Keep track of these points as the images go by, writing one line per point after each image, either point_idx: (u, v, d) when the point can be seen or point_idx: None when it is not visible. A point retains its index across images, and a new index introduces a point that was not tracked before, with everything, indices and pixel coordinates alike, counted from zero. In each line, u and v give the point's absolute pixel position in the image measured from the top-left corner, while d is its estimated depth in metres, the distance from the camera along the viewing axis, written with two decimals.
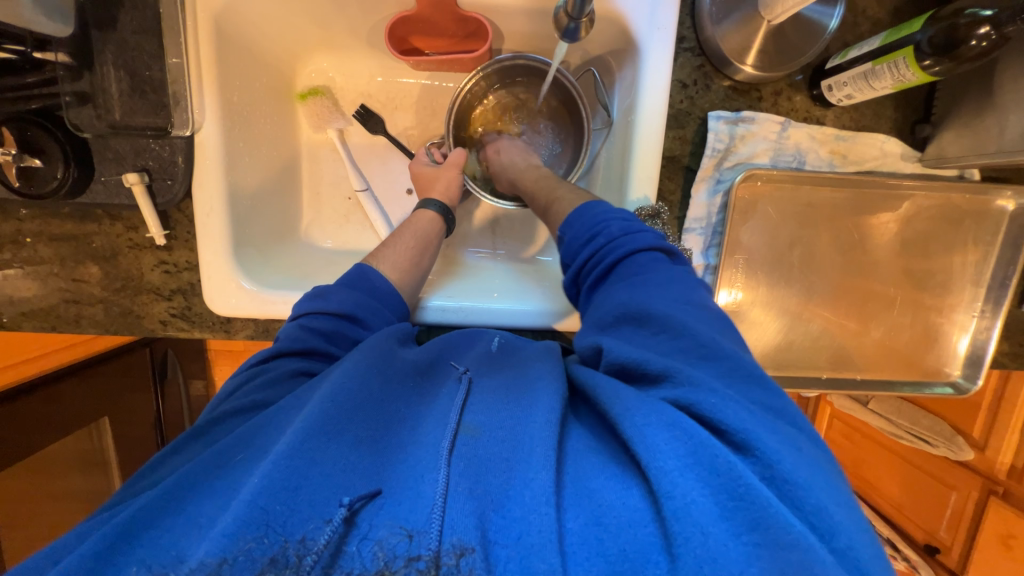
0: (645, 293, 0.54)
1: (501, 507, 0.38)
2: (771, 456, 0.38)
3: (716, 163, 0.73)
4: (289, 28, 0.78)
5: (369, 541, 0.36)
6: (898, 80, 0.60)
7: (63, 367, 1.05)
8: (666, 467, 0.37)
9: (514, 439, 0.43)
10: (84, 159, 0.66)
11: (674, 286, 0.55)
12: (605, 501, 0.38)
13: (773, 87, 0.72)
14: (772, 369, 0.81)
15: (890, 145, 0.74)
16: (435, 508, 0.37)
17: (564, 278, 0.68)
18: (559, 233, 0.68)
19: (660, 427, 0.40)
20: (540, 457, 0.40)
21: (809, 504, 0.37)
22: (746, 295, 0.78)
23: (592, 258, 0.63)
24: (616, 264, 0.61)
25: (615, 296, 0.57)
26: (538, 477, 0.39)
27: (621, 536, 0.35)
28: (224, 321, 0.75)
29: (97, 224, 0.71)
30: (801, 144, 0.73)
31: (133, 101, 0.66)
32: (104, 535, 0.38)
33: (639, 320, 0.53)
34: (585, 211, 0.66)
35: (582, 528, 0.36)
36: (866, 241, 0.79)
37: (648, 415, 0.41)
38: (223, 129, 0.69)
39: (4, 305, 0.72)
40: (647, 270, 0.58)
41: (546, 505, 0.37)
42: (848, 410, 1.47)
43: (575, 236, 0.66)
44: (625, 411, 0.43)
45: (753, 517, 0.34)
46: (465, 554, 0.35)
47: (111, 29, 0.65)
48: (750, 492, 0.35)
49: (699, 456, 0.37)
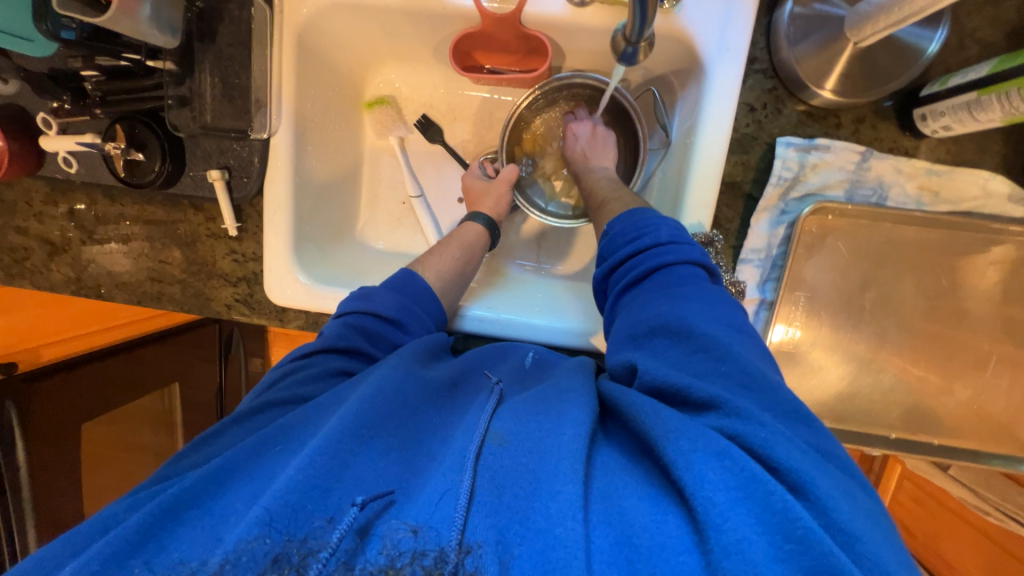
0: (683, 308, 0.52)
1: (526, 520, 0.37)
2: (826, 501, 0.36)
3: (782, 193, 0.68)
4: (363, 42, 0.83)
5: (377, 538, 0.38)
6: (1008, 113, 0.53)
7: (172, 327, 1.29)
8: (715, 498, 0.35)
9: (541, 449, 0.42)
10: (178, 155, 0.74)
11: (718, 303, 0.54)
12: (638, 521, 0.36)
13: (855, 114, 0.66)
14: (832, 420, 0.73)
15: (994, 184, 0.65)
16: (457, 508, 0.38)
17: (597, 271, 0.67)
18: (607, 227, 0.67)
19: (707, 456, 0.38)
20: (566, 469, 0.39)
21: (867, 557, 0.34)
22: (805, 335, 0.72)
23: (632, 258, 0.62)
24: (650, 272, 0.59)
25: (649, 308, 0.55)
26: (564, 491, 0.37)
27: (652, 561, 0.34)
28: (279, 311, 0.81)
29: (183, 213, 0.79)
30: (884, 177, 0.66)
31: (223, 106, 0.74)
32: (149, 512, 0.40)
33: (677, 336, 0.51)
34: (636, 214, 0.65)
35: (611, 546, 0.35)
36: (958, 289, 0.70)
37: (693, 442, 0.39)
38: (296, 134, 0.75)
39: (104, 278, 0.83)
40: (686, 284, 0.56)
41: (573, 520, 0.36)
42: (921, 473, 1.32)
43: (621, 233, 0.64)
44: (667, 433, 0.41)
45: (813, 563, 0.32)
46: (471, 551, 0.35)
47: (210, 41, 0.73)
48: (807, 533, 0.33)
49: (750, 490, 0.36)
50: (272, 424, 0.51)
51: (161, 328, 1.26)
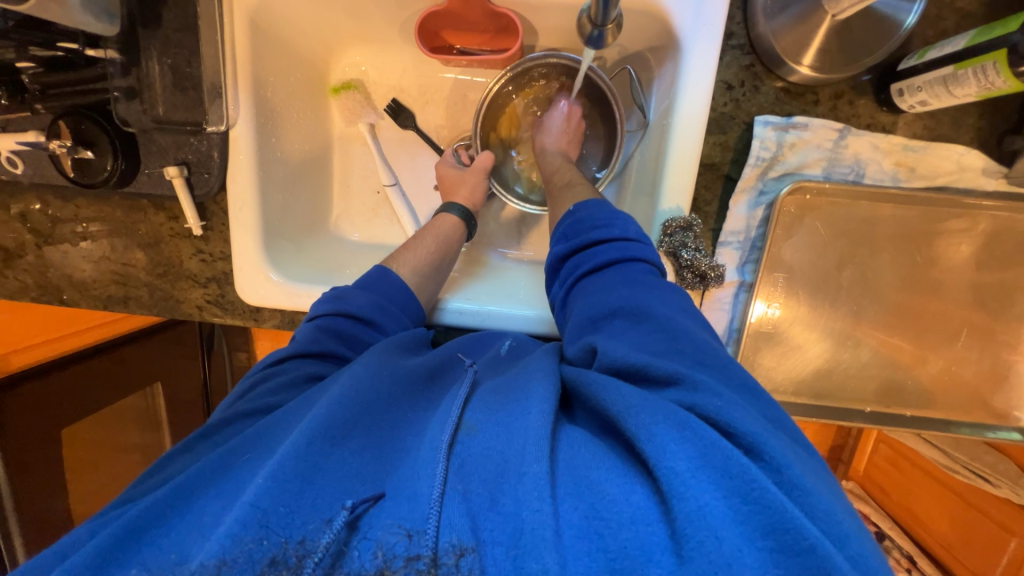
0: (641, 292, 0.54)
1: (496, 505, 0.37)
2: (781, 460, 0.37)
3: (760, 173, 0.66)
4: (324, 23, 0.78)
5: (369, 540, 0.37)
6: (984, 88, 0.52)
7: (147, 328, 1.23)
8: (677, 467, 0.36)
9: (509, 434, 0.42)
10: (132, 151, 0.70)
11: (670, 294, 0.56)
12: (606, 495, 0.36)
13: (832, 90, 0.65)
14: (811, 396, 0.75)
15: (969, 159, 0.64)
16: (433, 505, 0.37)
17: (557, 253, 0.66)
18: (573, 209, 0.67)
19: (668, 427, 0.38)
20: (532, 451, 0.39)
21: (818, 509, 0.35)
22: (785, 313, 0.72)
23: (596, 248, 0.62)
24: (613, 262, 0.60)
25: (611, 291, 0.56)
26: (530, 471, 0.38)
27: (621, 533, 0.34)
28: (253, 310, 0.78)
29: (142, 213, 0.75)
30: (861, 154, 0.65)
31: (175, 97, 0.69)
32: (114, 532, 0.39)
33: (636, 317, 0.52)
34: (602, 203, 0.66)
35: (580, 521, 0.35)
36: (935, 262, 0.71)
37: (654, 414, 0.40)
38: (256, 125, 0.71)
39: (65, 283, 0.79)
40: (643, 276, 0.57)
41: (540, 503, 0.35)
42: (894, 438, 1.38)
43: (588, 218, 0.64)
44: (629, 408, 0.41)
45: (770, 522, 0.33)
46: (465, 554, 0.35)
47: (155, 27, 0.67)
48: (759, 490, 0.34)
49: (709, 457, 0.36)
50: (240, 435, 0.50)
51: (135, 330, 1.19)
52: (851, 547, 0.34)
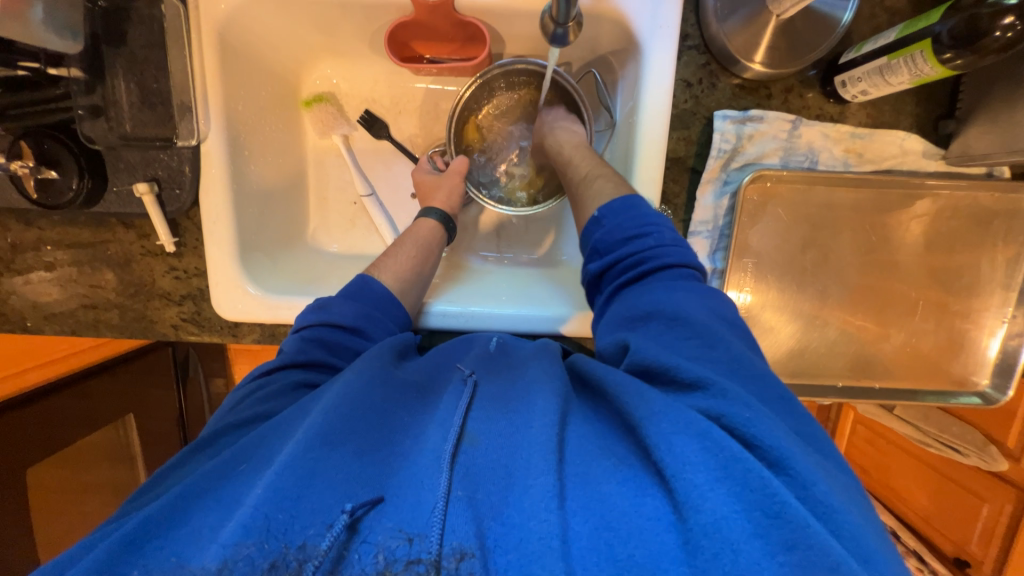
0: (676, 300, 0.54)
1: (500, 515, 0.38)
2: (806, 477, 0.37)
3: (723, 164, 0.70)
4: (294, 37, 0.78)
5: (370, 544, 0.37)
6: (916, 75, 0.56)
7: (119, 356, 1.18)
8: (696, 480, 0.36)
9: (517, 447, 0.42)
10: (98, 170, 0.68)
11: (708, 301, 0.55)
12: (618, 508, 0.37)
13: (783, 84, 0.69)
14: (786, 376, 0.78)
15: (910, 143, 0.70)
16: (435, 514, 0.37)
17: (590, 266, 0.65)
18: (597, 215, 0.65)
19: (688, 437, 0.39)
20: (539, 460, 0.40)
21: (845, 528, 0.35)
22: (755, 298, 0.75)
23: (630, 257, 0.61)
24: (649, 274, 0.60)
25: (644, 298, 0.56)
26: (537, 483, 0.38)
27: (631, 541, 0.35)
28: (231, 326, 0.77)
29: (111, 232, 0.73)
30: (813, 143, 0.70)
31: (143, 113, 0.68)
32: (110, 544, 0.39)
33: (670, 322, 0.52)
34: (631, 205, 0.63)
35: (591, 532, 0.36)
36: (889, 241, 0.75)
37: (674, 424, 0.40)
38: (228, 139, 0.71)
39: (28, 310, 0.76)
40: (681, 285, 0.57)
41: (546, 512, 0.36)
42: (869, 417, 1.44)
43: (618, 227, 0.63)
44: (649, 416, 0.42)
45: (790, 536, 0.33)
46: (466, 558, 0.35)
47: (120, 44, 0.66)
48: (763, 487, 0.35)
49: (729, 469, 0.36)
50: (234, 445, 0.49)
51: (105, 359, 1.14)
52: (862, 548, 0.35)
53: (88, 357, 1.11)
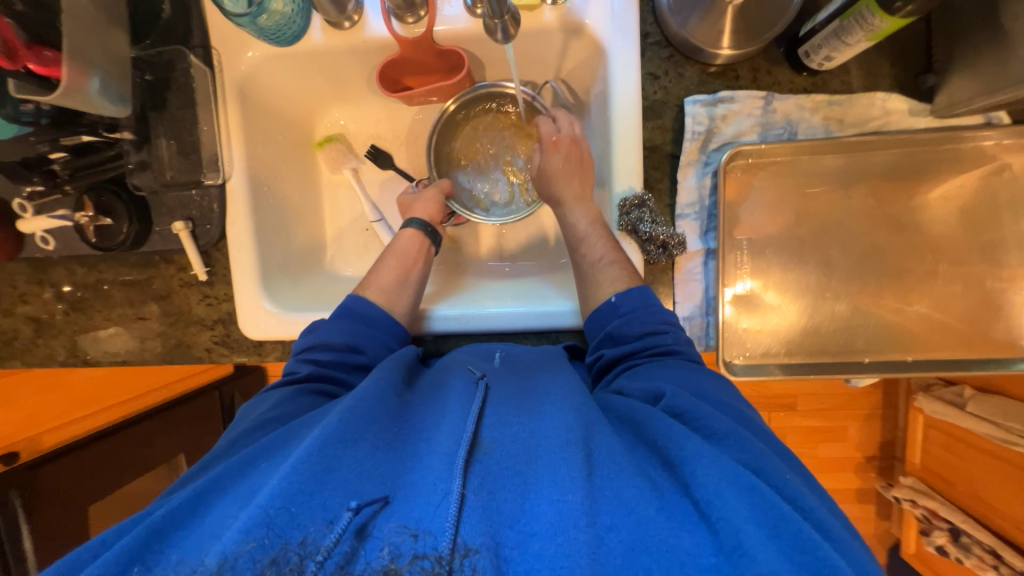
0: (694, 379, 0.57)
1: (519, 522, 0.39)
2: (812, 512, 0.41)
3: (701, 147, 0.72)
4: (305, 89, 0.90)
5: (377, 539, 0.39)
6: (870, 31, 0.58)
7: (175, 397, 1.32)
8: (730, 510, 0.39)
9: (540, 461, 0.44)
10: (144, 214, 0.79)
11: (720, 385, 0.58)
12: (655, 532, 0.38)
13: (749, 65, 0.72)
14: (805, 355, 0.74)
15: (892, 103, 0.69)
16: (450, 515, 0.39)
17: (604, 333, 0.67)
18: (615, 300, 0.67)
19: (728, 479, 0.41)
20: (563, 477, 0.42)
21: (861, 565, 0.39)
22: (757, 281, 0.74)
23: (653, 343, 0.63)
24: (660, 355, 0.62)
25: (661, 372, 0.59)
26: (565, 500, 0.40)
27: (669, 565, 0.36)
28: (256, 345, 0.84)
29: (155, 269, 0.84)
30: (790, 115, 0.70)
31: (180, 162, 0.79)
32: (136, 536, 0.41)
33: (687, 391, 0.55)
34: (647, 299, 0.66)
35: (624, 551, 0.37)
36: (893, 206, 0.73)
37: (712, 463, 0.43)
38: (250, 177, 0.81)
39: (88, 344, 0.86)
40: (693, 369, 0.60)
41: (577, 527, 0.38)
42: (940, 415, 1.29)
43: (636, 311, 0.65)
44: (685, 455, 0.44)
45: (806, 552, 0.36)
46: (471, 553, 0.36)
47: (161, 108, 0.79)
48: (797, 525, 0.38)
49: (759, 503, 0.39)
50: (252, 449, 0.52)
51: (163, 397, 1.29)
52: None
53: (149, 398, 1.26)
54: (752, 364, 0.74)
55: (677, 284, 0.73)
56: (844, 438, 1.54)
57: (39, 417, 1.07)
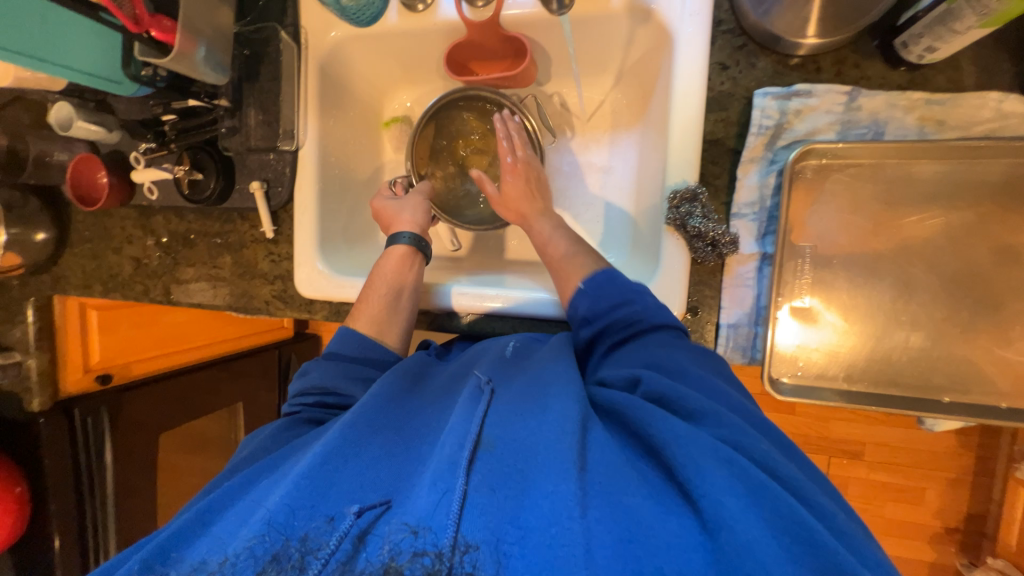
0: (669, 355, 0.55)
1: (517, 518, 0.39)
2: (802, 489, 0.41)
3: (767, 142, 0.67)
4: (378, 71, 0.96)
5: (379, 538, 0.40)
6: (984, 14, 0.51)
7: (233, 351, 1.48)
8: (719, 496, 0.38)
9: (537, 453, 0.43)
10: (229, 173, 0.89)
11: (702, 358, 0.57)
12: (643, 519, 0.38)
13: (834, 57, 0.66)
14: (868, 385, 0.66)
15: (1007, 105, 0.60)
16: (450, 514, 0.39)
17: (579, 324, 0.65)
18: (580, 287, 0.67)
19: (714, 464, 0.40)
20: (556, 468, 0.41)
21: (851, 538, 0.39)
22: (817, 297, 0.67)
23: (622, 318, 0.62)
24: (634, 334, 0.61)
25: (641, 355, 0.57)
26: (559, 490, 0.39)
27: (660, 554, 0.36)
28: (307, 303, 0.90)
29: (233, 224, 0.93)
30: (878, 114, 0.63)
31: (262, 129, 0.87)
32: (151, 548, 0.45)
33: (668, 372, 0.53)
34: (612, 278, 0.66)
35: (616, 542, 0.37)
36: (1003, 226, 0.63)
37: (698, 447, 0.41)
38: (319, 147, 0.88)
39: (172, 285, 0.98)
40: (669, 345, 0.59)
41: (569, 520, 0.37)
42: None
43: (602, 294, 0.64)
44: (671, 437, 0.43)
45: (802, 540, 0.36)
46: (471, 551, 0.38)
47: (253, 81, 0.87)
48: (791, 510, 0.38)
49: (749, 488, 0.39)
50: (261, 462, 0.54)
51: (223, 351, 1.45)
52: (860, 553, 0.39)
53: (211, 348, 1.41)
54: (803, 386, 0.68)
55: (726, 288, 0.69)
56: (917, 501, 1.35)
57: (128, 350, 1.23)
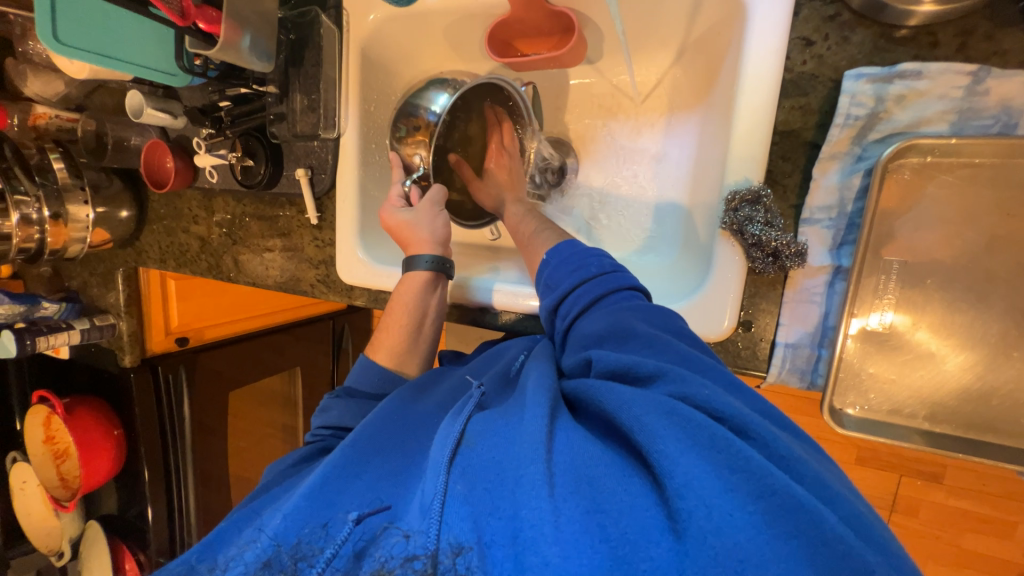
0: (626, 317, 0.52)
1: (495, 509, 0.38)
2: (769, 437, 0.38)
3: (855, 135, 0.56)
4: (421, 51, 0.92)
5: (376, 553, 0.40)
6: None
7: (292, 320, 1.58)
8: (667, 450, 0.36)
9: (505, 443, 0.41)
10: (277, 159, 0.91)
11: (664, 317, 0.54)
12: (605, 487, 0.37)
13: (957, 27, 0.53)
14: (957, 424, 0.57)
15: None
16: (434, 511, 0.39)
17: (544, 305, 0.63)
18: (546, 258, 0.65)
19: (658, 417, 0.39)
20: (523, 450, 0.39)
21: (826, 488, 0.37)
22: (910, 319, 0.57)
23: (582, 282, 0.59)
24: (599, 297, 0.57)
25: (598, 320, 0.54)
26: (525, 471, 0.38)
27: (620, 520, 0.34)
28: (348, 289, 0.93)
29: (282, 209, 0.97)
30: (1011, 99, 0.51)
31: (306, 115, 0.88)
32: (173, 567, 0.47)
33: (621, 338, 0.51)
34: (573, 244, 0.64)
35: (584, 516, 0.35)
36: None
37: (642, 407, 0.40)
38: (360, 133, 0.87)
39: (230, 265, 1.04)
40: (630, 301, 0.56)
41: (538, 498, 0.36)
42: None
43: (562, 262, 0.62)
44: (621, 404, 0.41)
45: (760, 489, 0.34)
46: (462, 553, 0.36)
47: (297, 65, 0.87)
48: (757, 466, 0.35)
49: (699, 439, 0.37)
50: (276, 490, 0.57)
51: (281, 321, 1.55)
52: (841, 506, 0.36)
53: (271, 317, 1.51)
54: (873, 418, 0.59)
55: (786, 303, 0.62)
56: (1007, 535, 1.19)
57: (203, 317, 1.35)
